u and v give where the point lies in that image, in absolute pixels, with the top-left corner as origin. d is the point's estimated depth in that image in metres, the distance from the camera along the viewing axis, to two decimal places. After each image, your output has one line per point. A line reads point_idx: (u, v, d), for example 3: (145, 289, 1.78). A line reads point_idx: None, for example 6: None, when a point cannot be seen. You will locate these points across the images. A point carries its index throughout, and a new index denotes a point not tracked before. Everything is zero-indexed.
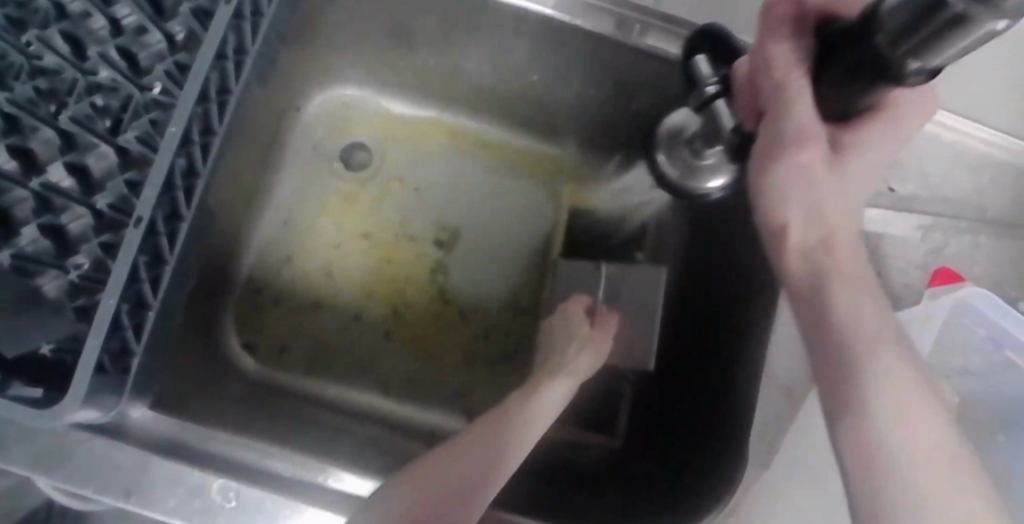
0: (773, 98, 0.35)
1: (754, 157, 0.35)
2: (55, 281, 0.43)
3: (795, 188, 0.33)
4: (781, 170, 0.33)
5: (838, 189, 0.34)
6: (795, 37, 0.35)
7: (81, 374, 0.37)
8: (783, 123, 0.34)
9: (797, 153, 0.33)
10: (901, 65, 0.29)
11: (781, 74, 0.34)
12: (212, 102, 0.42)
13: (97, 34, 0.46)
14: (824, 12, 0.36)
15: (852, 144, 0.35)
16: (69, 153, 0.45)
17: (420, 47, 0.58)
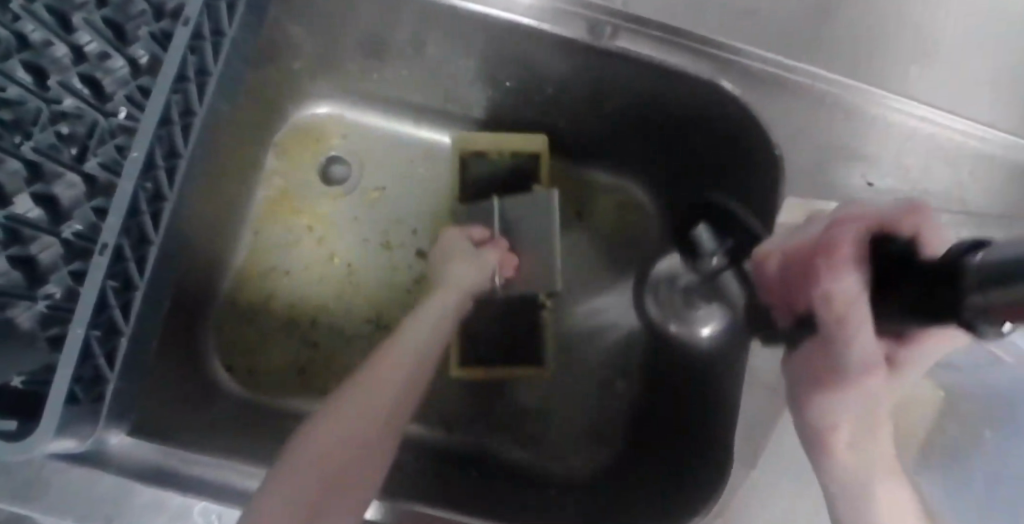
0: (829, 308, 0.34)
1: (805, 379, 0.38)
2: (27, 312, 0.43)
3: (857, 400, 0.36)
4: (831, 403, 0.36)
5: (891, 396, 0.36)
6: (856, 246, 0.34)
7: (53, 405, 0.37)
8: (843, 358, 0.35)
9: (861, 380, 0.35)
10: (983, 317, 0.25)
11: (845, 305, 0.33)
12: (176, 124, 0.42)
13: (61, 62, 0.46)
14: (880, 228, 0.35)
15: (910, 365, 0.35)
16: (36, 182, 0.45)
17: (392, 58, 0.58)
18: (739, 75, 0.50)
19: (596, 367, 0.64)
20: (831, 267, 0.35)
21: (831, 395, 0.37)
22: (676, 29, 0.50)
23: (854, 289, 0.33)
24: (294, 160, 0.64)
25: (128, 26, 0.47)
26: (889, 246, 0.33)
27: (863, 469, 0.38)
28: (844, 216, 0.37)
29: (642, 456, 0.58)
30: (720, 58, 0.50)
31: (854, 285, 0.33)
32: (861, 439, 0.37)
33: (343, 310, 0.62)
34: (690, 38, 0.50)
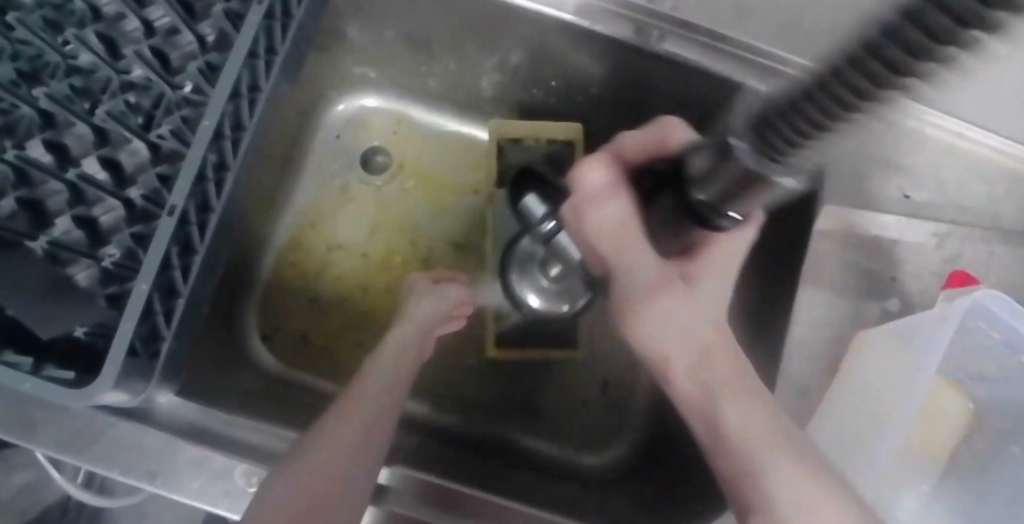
0: (603, 240, 0.40)
1: (616, 315, 0.41)
2: (86, 270, 0.45)
3: (659, 327, 0.39)
4: (644, 317, 0.39)
5: (699, 316, 0.39)
6: (604, 170, 0.40)
7: (113, 356, 0.38)
8: (635, 280, 0.39)
9: (651, 304, 0.39)
10: (717, 211, 0.36)
11: (607, 235, 0.39)
12: (244, 98, 0.44)
13: (131, 35, 0.48)
14: (648, 148, 0.42)
15: (700, 274, 0.39)
16: (102, 148, 0.47)
17: (441, 53, 0.60)
18: (783, 84, 0.51)
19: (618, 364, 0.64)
20: (591, 197, 0.40)
21: (638, 321, 0.40)
22: (724, 36, 0.51)
23: (647, 254, 0.38)
24: (336, 149, 0.66)
25: (198, 5, 0.49)
26: (673, 179, 0.38)
27: (702, 399, 0.39)
28: (618, 142, 0.43)
29: (668, 445, 0.58)
30: (766, 66, 0.52)
31: (614, 213, 0.39)
32: (701, 379, 0.39)
33: (379, 296, 0.64)
34: (736, 46, 0.52)
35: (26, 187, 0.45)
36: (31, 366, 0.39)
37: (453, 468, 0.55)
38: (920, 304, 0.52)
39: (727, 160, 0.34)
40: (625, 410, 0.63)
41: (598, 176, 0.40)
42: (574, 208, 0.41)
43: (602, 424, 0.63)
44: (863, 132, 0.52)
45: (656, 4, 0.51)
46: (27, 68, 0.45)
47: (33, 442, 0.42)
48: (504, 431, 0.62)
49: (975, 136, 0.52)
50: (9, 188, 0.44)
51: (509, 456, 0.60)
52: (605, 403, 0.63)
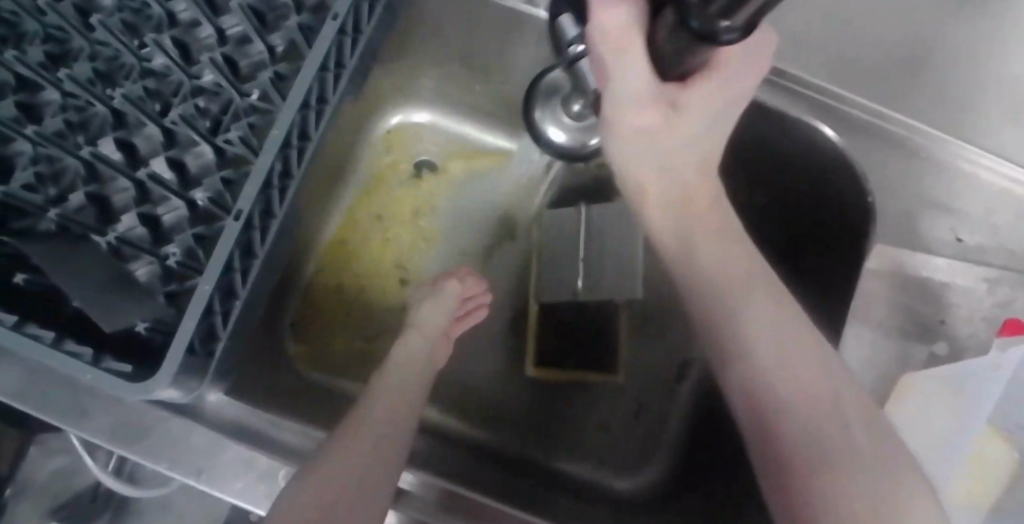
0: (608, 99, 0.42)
1: (593, 106, 0.47)
2: (147, 267, 0.46)
3: (635, 145, 0.44)
4: (616, 147, 0.45)
5: (675, 132, 0.43)
6: (621, 13, 0.40)
7: (173, 354, 0.39)
8: (609, 105, 0.43)
9: (637, 116, 0.43)
10: (700, 95, 0.37)
11: (617, 86, 0.42)
12: (312, 109, 0.45)
13: (204, 42, 0.50)
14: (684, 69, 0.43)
15: (688, 105, 0.43)
16: (170, 149, 0.48)
17: (496, 72, 0.61)
18: (835, 120, 0.52)
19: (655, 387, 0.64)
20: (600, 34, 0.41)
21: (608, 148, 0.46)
22: (780, 71, 0.52)
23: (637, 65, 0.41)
24: (385, 160, 0.67)
25: (270, 16, 0.50)
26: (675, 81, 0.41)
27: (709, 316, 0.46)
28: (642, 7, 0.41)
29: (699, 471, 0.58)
30: (823, 102, 0.52)
31: (620, 18, 0.40)
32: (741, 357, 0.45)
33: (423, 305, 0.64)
34: (793, 81, 0.52)
35: (96, 183, 0.46)
36: (92, 357, 0.40)
37: (474, 475, 0.55)
38: (969, 349, 0.51)
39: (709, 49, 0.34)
40: (661, 435, 0.63)
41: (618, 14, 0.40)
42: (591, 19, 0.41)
43: (636, 449, 0.62)
44: (918, 174, 0.52)
45: None
46: (103, 68, 0.47)
47: (85, 432, 0.43)
48: (538, 447, 0.62)
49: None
50: (80, 183, 0.46)
51: (532, 471, 0.60)
52: (640, 428, 0.63)
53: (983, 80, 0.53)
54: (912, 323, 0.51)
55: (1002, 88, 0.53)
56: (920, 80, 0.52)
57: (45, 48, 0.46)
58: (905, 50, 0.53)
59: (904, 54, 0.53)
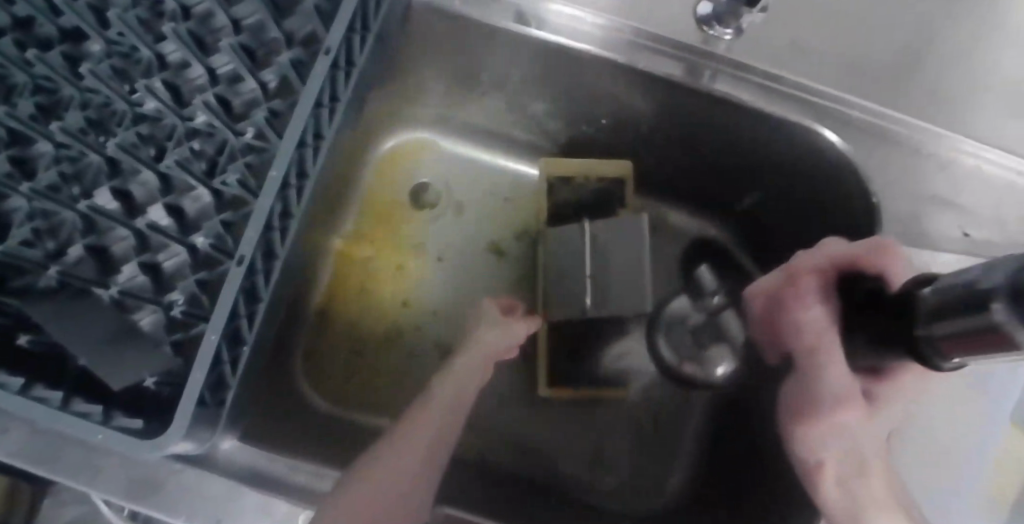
0: (803, 339, 0.44)
1: (790, 415, 0.46)
2: (151, 316, 0.45)
3: (833, 438, 0.45)
4: (801, 434, 0.45)
5: (865, 432, 0.44)
6: (822, 300, 0.43)
7: (184, 407, 0.38)
8: (819, 391, 0.44)
9: (836, 413, 0.43)
10: (942, 356, 0.34)
11: (813, 331, 0.43)
12: (309, 147, 0.44)
13: (196, 83, 0.49)
14: (848, 265, 0.44)
15: (885, 397, 0.43)
16: (167, 195, 0.48)
17: (491, 91, 0.60)
18: (837, 123, 0.51)
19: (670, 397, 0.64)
20: (769, 306, 0.48)
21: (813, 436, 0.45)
22: (778, 77, 0.52)
23: (843, 367, 0.42)
24: (384, 185, 0.66)
25: (260, 52, 0.50)
26: (861, 284, 0.43)
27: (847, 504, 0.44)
28: (802, 264, 0.47)
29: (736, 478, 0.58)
30: (823, 105, 0.52)
31: (819, 316, 0.43)
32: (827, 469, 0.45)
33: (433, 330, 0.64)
34: (792, 86, 0.52)
35: (94, 234, 0.45)
36: (102, 415, 0.39)
37: (504, 501, 0.55)
38: None
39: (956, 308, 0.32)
40: (678, 443, 0.63)
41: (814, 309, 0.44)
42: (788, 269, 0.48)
43: (655, 459, 0.62)
44: (921, 172, 0.51)
45: (710, 46, 0.52)
46: (95, 116, 0.47)
47: (101, 491, 0.42)
48: (558, 464, 0.62)
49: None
50: (78, 235, 0.45)
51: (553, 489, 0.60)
52: (658, 435, 0.63)
53: (981, 72, 0.52)
54: None
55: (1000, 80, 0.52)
56: (919, 75, 0.52)
57: (34, 99, 0.45)
58: (902, 46, 0.52)
59: (900, 50, 0.52)
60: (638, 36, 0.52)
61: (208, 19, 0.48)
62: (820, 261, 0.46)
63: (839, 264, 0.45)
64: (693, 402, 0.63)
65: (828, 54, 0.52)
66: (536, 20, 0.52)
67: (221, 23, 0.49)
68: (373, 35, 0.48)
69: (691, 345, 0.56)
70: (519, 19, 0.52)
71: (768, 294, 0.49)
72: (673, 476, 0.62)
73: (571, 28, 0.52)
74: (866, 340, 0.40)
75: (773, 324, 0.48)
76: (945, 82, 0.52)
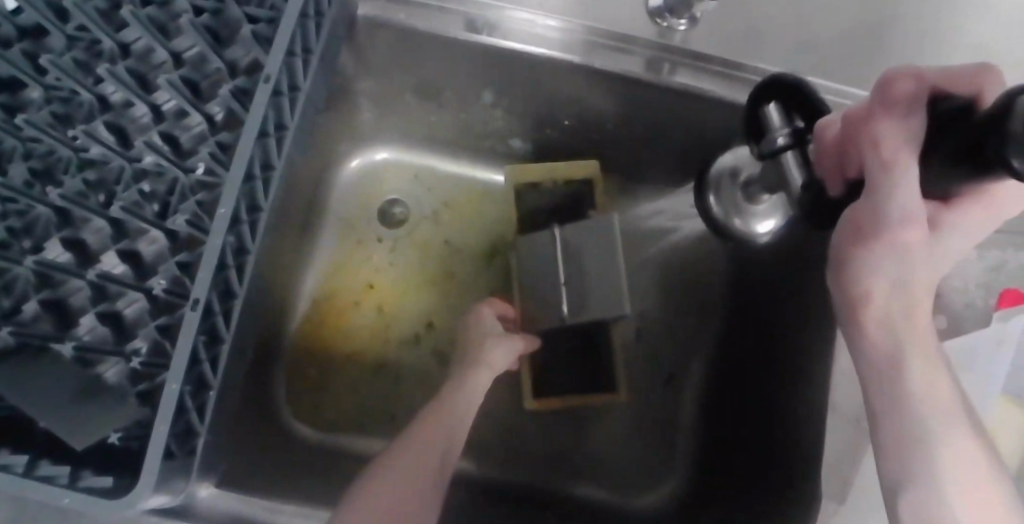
0: (875, 154, 0.33)
1: (846, 227, 0.35)
2: (115, 368, 0.44)
3: (885, 264, 0.35)
4: (861, 251, 0.35)
5: (928, 262, 0.35)
6: (912, 87, 0.34)
7: (151, 462, 0.37)
8: (885, 210, 0.33)
9: (899, 236, 0.34)
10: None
11: (893, 147, 0.32)
12: (258, 179, 0.43)
13: (141, 122, 0.48)
14: (931, 90, 0.34)
15: (951, 221, 0.35)
16: (120, 240, 0.46)
17: (449, 100, 0.59)
18: None
19: (658, 397, 0.63)
20: (846, 125, 0.35)
21: (864, 268, 0.36)
22: (739, 63, 0.50)
23: (913, 194, 0.33)
24: (351, 207, 0.65)
25: (204, 84, 0.48)
26: (945, 103, 0.32)
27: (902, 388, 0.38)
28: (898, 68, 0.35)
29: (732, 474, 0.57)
30: None
31: (910, 128, 0.32)
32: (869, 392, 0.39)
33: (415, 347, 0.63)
34: (752, 72, 0.51)
35: (49, 289, 0.44)
36: (69, 478, 0.38)
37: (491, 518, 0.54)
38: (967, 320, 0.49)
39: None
40: (670, 443, 0.62)
41: (904, 89, 0.34)
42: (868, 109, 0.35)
43: (649, 463, 0.62)
44: None
45: (666, 38, 0.51)
46: (41, 167, 0.45)
47: None
48: (552, 478, 0.61)
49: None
50: (31, 290, 0.44)
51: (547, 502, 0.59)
52: (648, 438, 0.62)
53: (942, 41, 0.51)
54: None
55: (962, 47, 0.51)
56: (879, 50, 0.51)
57: None
58: (859, 23, 0.51)
59: (857, 26, 0.51)
60: (591, 33, 0.51)
61: (149, 55, 0.47)
62: (931, 74, 0.34)
63: (937, 87, 0.34)
64: (681, 400, 0.63)
65: (785, 36, 0.51)
66: (486, 26, 0.51)
67: (161, 58, 0.48)
68: (317, 57, 0.46)
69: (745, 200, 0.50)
70: (469, 27, 0.51)
71: (845, 116, 0.36)
72: (671, 475, 0.61)
73: (523, 30, 0.51)
74: (944, 158, 0.31)
75: (812, 158, 0.39)
76: (906, 55, 0.51)
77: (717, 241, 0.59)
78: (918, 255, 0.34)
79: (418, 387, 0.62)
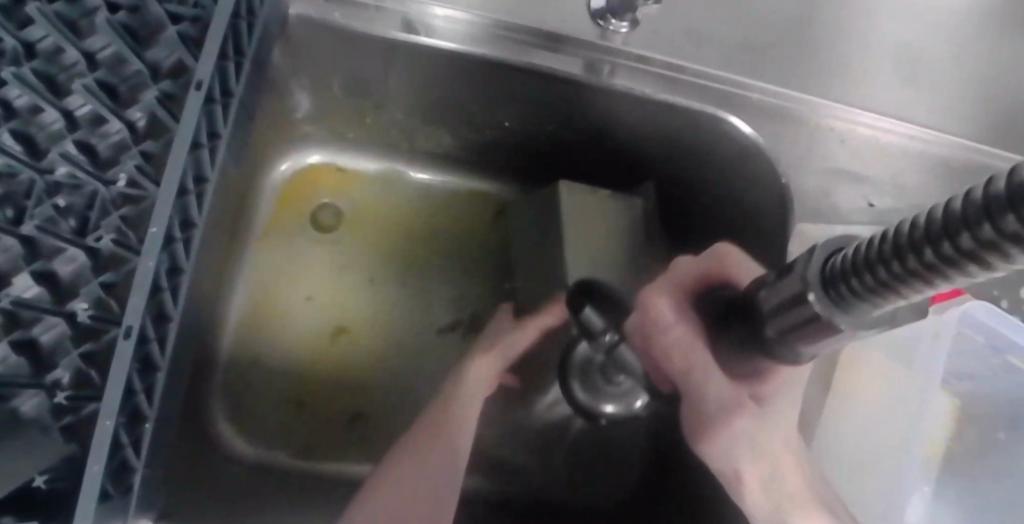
0: (673, 362, 0.42)
1: (692, 428, 0.45)
2: (32, 400, 0.39)
3: (732, 445, 0.42)
4: (724, 448, 0.43)
5: (751, 431, 0.41)
6: (670, 303, 0.42)
7: (84, 504, 0.34)
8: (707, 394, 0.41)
9: (735, 420, 0.41)
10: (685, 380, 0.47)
11: (679, 345, 0.42)
12: (191, 195, 0.40)
13: (51, 129, 0.42)
14: (704, 278, 0.43)
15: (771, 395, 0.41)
16: (33, 261, 0.41)
17: (387, 102, 0.57)
18: (740, 108, 0.52)
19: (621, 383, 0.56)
20: (678, 284, 0.43)
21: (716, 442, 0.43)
22: (679, 66, 0.51)
23: (718, 374, 0.41)
24: (297, 198, 0.64)
25: (123, 88, 0.44)
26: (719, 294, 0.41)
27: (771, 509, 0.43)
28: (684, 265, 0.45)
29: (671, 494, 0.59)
30: (726, 91, 0.52)
31: (673, 319, 0.42)
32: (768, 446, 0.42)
33: (374, 342, 0.62)
34: (693, 74, 0.52)
35: None
36: None
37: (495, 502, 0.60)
38: None
39: (799, 293, 0.31)
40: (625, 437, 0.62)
41: (665, 313, 0.42)
42: (667, 315, 0.42)
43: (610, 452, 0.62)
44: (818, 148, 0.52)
45: (606, 39, 0.51)
46: None
47: None
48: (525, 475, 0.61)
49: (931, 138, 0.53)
50: None
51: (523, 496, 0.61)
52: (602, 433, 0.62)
53: (860, 42, 0.54)
54: None
55: (880, 47, 0.54)
56: (807, 50, 0.53)
57: None
58: (787, 26, 0.54)
59: (786, 29, 0.53)
60: (536, 37, 0.51)
61: (58, 54, 0.42)
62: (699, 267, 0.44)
63: (710, 280, 0.43)
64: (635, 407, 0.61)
65: (722, 39, 0.52)
66: (468, 36, 0.50)
67: (73, 59, 0.42)
68: (249, 61, 0.44)
69: (603, 383, 0.57)
70: (406, 27, 0.49)
71: (675, 294, 0.43)
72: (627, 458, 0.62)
73: (477, 36, 0.50)
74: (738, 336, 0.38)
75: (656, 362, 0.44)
76: (831, 57, 0.53)
77: (595, 395, 0.57)
78: (755, 435, 0.42)
79: (385, 379, 0.61)
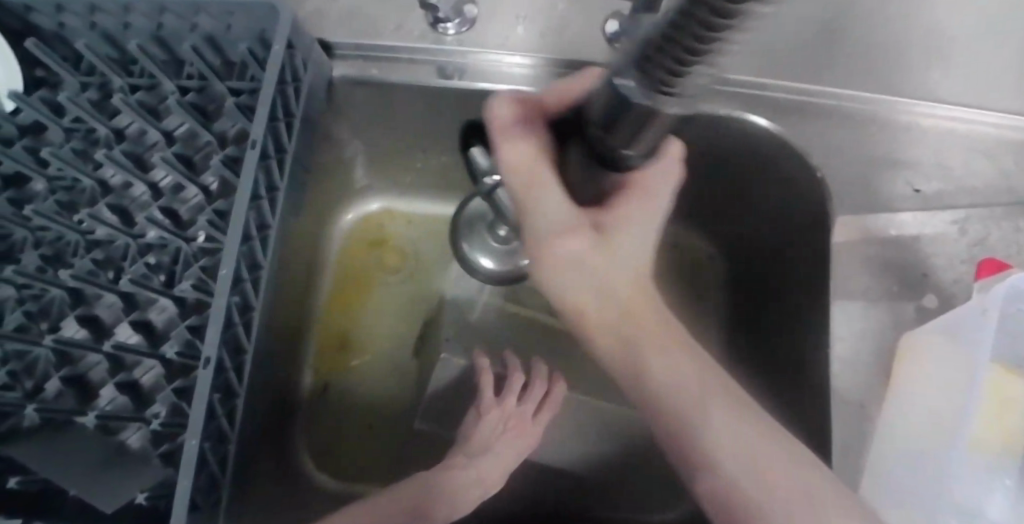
0: (517, 175, 0.42)
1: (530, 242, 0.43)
2: (138, 432, 0.46)
3: (568, 275, 0.42)
4: (559, 259, 0.42)
5: (607, 262, 0.41)
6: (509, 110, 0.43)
7: (177, 513, 0.39)
8: (544, 230, 0.42)
9: (568, 241, 0.41)
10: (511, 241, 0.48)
11: (528, 165, 0.42)
12: (255, 239, 0.46)
13: (140, 201, 0.51)
14: (532, 105, 0.44)
15: (613, 223, 0.41)
16: (132, 311, 0.48)
17: (432, 146, 0.61)
18: (768, 108, 0.52)
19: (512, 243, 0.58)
20: (518, 164, 0.42)
21: (551, 255, 0.42)
22: None
23: (553, 194, 0.41)
24: (359, 242, 0.65)
25: (198, 157, 0.51)
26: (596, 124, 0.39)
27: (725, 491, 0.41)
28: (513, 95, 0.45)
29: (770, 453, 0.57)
30: (750, 94, 0.52)
31: (531, 145, 0.42)
32: (630, 355, 0.42)
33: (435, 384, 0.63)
34: (716, 80, 0.52)
35: (69, 365, 0.46)
36: None
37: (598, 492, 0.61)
38: (955, 296, 0.50)
39: (629, 115, 0.35)
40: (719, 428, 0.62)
41: (507, 113, 0.43)
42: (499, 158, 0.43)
43: None
44: (846, 140, 0.52)
45: None
46: (51, 253, 0.48)
47: None
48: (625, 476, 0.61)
49: (962, 118, 0.52)
50: (52, 368, 0.46)
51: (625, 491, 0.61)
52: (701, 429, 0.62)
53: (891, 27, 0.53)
54: (895, 280, 0.50)
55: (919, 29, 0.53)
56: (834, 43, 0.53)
57: (40, 251, 0.48)
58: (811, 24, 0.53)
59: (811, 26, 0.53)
60: (562, 64, 0.52)
61: (142, 136, 0.51)
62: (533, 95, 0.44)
63: (534, 111, 0.43)
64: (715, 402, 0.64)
65: (743, 41, 0.53)
66: (501, 77, 0.52)
67: (153, 139, 0.51)
68: (299, 120, 0.49)
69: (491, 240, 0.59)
70: (439, 73, 0.52)
71: (500, 128, 0.43)
72: None
73: (515, 74, 0.52)
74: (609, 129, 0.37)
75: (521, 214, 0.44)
76: (861, 48, 0.53)
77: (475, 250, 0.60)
78: (587, 262, 0.41)
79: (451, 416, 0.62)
